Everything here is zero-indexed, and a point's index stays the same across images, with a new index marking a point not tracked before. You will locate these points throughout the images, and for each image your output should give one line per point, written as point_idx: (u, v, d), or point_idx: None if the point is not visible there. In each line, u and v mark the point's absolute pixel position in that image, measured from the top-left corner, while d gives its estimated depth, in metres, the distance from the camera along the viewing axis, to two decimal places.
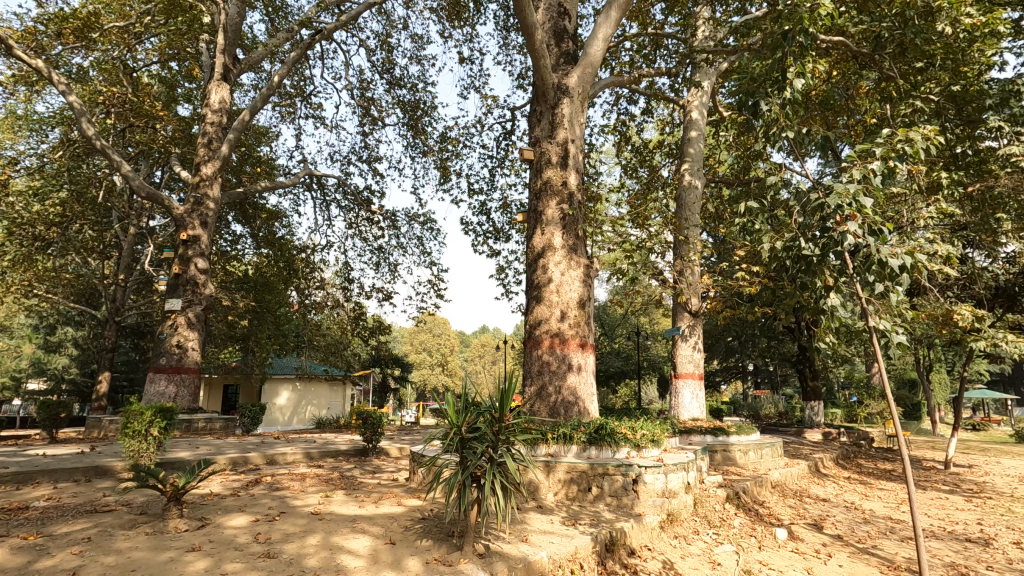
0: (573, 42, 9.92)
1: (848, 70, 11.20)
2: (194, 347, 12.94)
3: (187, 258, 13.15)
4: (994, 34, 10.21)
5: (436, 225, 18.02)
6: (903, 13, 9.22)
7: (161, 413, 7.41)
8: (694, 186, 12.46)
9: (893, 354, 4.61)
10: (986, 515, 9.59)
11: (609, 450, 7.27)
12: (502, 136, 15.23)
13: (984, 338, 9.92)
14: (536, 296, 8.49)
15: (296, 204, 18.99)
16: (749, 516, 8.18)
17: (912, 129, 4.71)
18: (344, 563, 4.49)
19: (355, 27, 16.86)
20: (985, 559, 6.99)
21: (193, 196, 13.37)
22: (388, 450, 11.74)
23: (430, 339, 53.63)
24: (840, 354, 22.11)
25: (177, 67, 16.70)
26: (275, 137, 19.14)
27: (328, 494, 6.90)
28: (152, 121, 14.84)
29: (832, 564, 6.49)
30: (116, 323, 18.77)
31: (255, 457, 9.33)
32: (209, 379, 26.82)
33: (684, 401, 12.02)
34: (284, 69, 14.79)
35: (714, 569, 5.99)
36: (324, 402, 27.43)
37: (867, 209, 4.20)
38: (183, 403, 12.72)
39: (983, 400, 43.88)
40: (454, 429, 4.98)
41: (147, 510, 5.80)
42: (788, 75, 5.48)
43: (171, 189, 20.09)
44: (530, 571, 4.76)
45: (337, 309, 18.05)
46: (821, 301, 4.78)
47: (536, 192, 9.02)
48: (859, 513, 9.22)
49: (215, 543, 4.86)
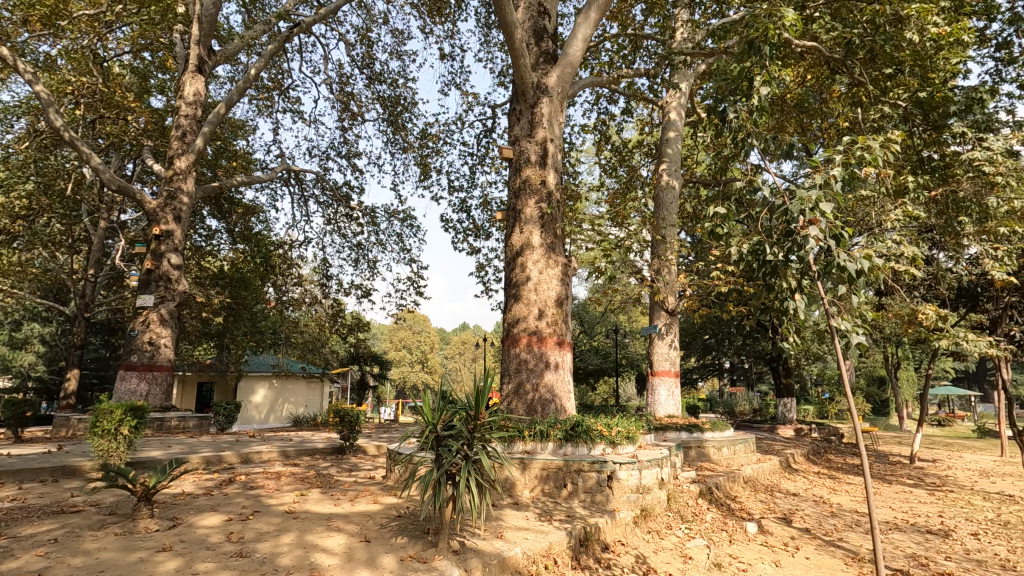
0: (552, 42, 9.96)
1: (821, 75, 11.38)
2: (167, 344, 12.72)
3: (159, 253, 12.87)
4: (960, 44, 10.33)
5: (416, 221, 17.86)
6: (873, 20, 9.43)
7: (131, 412, 7.28)
8: (672, 186, 12.60)
9: (854, 353, 4.78)
10: (947, 507, 9.93)
11: (583, 447, 7.38)
12: (483, 133, 15.27)
13: (946, 337, 10.29)
14: (515, 294, 8.52)
15: (273, 199, 18.65)
16: (721, 511, 8.35)
17: (871, 137, 4.79)
18: (318, 562, 4.47)
19: (334, 21, 16.67)
20: (944, 550, 7.26)
21: (166, 190, 13.10)
22: (365, 449, 11.64)
23: (410, 337, 53.29)
24: (812, 352, 22.63)
25: (149, 58, 16.28)
26: (253, 131, 18.77)
27: (303, 493, 6.82)
28: (123, 113, 14.51)
29: (799, 557, 6.67)
30: (85, 319, 18.32)
31: (229, 455, 9.21)
32: (183, 377, 26.25)
33: (660, 399, 12.19)
34: (262, 61, 14.49)
35: (685, 564, 6.10)
36: (300, 400, 27.15)
37: (826, 216, 4.40)
38: (155, 402, 12.45)
39: (947, 398, 45.27)
40: (429, 427, 4.99)
41: (116, 511, 5.70)
42: (755, 82, 5.52)
43: (143, 183, 19.63)
44: (505, 567, 4.81)
45: (314, 306, 17.69)
46: (786, 302, 4.95)
47: (515, 191, 9.05)
48: (827, 507, 9.49)
49: (186, 544, 4.81)
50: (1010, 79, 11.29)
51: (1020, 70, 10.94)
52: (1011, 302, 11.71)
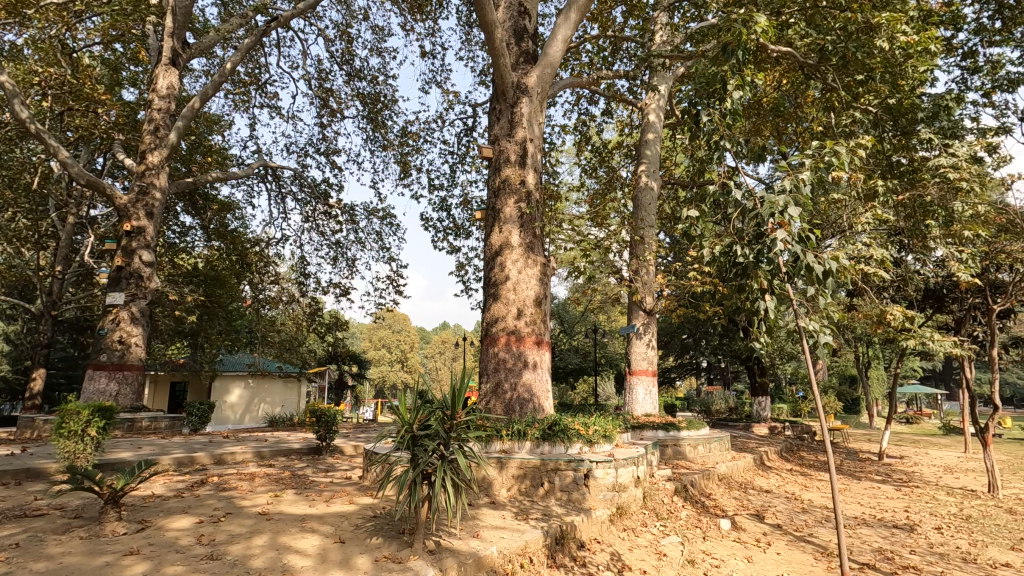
0: (533, 42, 9.97)
1: (796, 79, 11.59)
2: (138, 343, 12.43)
3: (130, 250, 12.55)
4: (928, 53, 10.53)
5: (396, 219, 17.62)
6: (846, 28, 9.70)
7: (98, 413, 7.13)
8: (651, 187, 12.71)
9: (821, 353, 4.87)
10: (912, 503, 10.23)
11: (561, 446, 7.43)
12: (463, 132, 15.31)
13: (913, 337, 10.61)
14: (494, 294, 8.52)
15: (250, 195, 18.31)
16: (695, 508, 8.48)
17: (838, 142, 4.86)
18: (291, 563, 4.43)
19: (313, 16, 16.39)
20: (910, 544, 7.48)
21: (137, 185, 12.75)
22: (342, 449, 11.54)
23: (389, 336, 52.96)
24: (788, 352, 23.02)
25: (121, 50, 15.88)
26: (229, 126, 18.42)
27: (277, 494, 6.75)
28: (93, 106, 14.08)
29: (770, 552, 6.80)
30: (52, 316, 17.81)
31: (201, 456, 9.04)
32: (155, 377, 25.68)
33: (638, 398, 12.30)
34: (238, 56, 14.21)
35: (659, 560, 6.20)
36: (277, 400, 26.77)
37: (794, 219, 4.53)
38: (125, 402, 12.14)
39: (915, 397, 46.49)
40: (404, 427, 4.97)
41: (82, 514, 5.55)
42: (728, 85, 5.58)
43: (114, 178, 19.16)
44: (480, 566, 4.82)
45: (291, 304, 17.38)
46: (757, 303, 5.05)
47: (494, 191, 9.05)
48: (798, 503, 9.70)
49: (154, 547, 4.71)
50: (975, 87, 11.61)
51: (984, 78, 11.28)
52: (974, 304, 12.09)
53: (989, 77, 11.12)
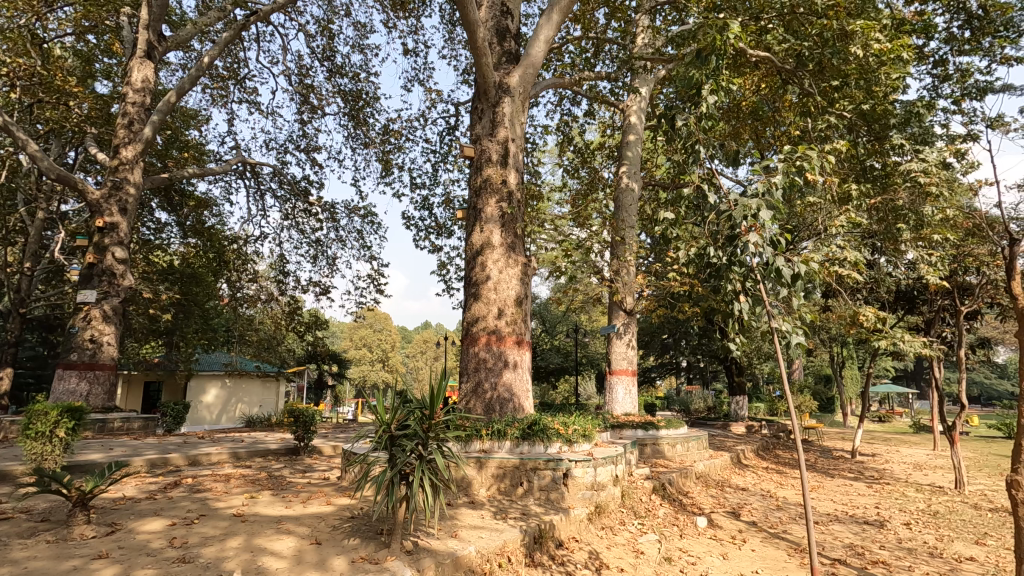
0: (515, 42, 9.98)
1: (774, 84, 11.76)
2: (110, 342, 12.14)
3: (102, 247, 12.24)
4: (901, 60, 10.78)
5: (377, 218, 17.44)
6: (822, 34, 9.92)
7: (68, 413, 6.97)
8: (631, 189, 12.80)
9: (793, 354, 4.95)
10: (883, 499, 10.47)
11: (540, 445, 7.45)
12: (446, 131, 15.23)
13: (885, 337, 10.85)
14: (474, 293, 8.50)
15: (228, 192, 17.98)
16: (673, 506, 8.56)
17: (810, 147, 4.93)
18: (266, 565, 4.37)
19: (294, 12, 16.18)
20: (879, 539, 7.66)
21: (111, 180, 12.45)
22: (321, 449, 11.43)
23: (370, 335, 52.40)
24: (765, 353, 23.37)
25: (94, 41, 15.50)
26: (206, 121, 18.10)
27: (254, 495, 6.65)
28: (64, 98, 13.69)
29: (746, 549, 6.91)
30: (20, 314, 17.31)
31: (175, 457, 8.88)
32: (129, 376, 25.17)
33: (617, 397, 12.39)
34: (217, 50, 13.96)
35: (636, 558, 6.26)
36: (254, 400, 26.40)
37: (766, 222, 4.62)
38: (96, 402, 11.82)
39: (889, 397, 47.61)
40: (382, 427, 4.93)
41: (49, 517, 5.40)
42: (704, 89, 5.64)
43: (86, 172, 18.69)
44: (457, 566, 4.81)
45: (270, 303, 17.10)
46: (731, 305, 5.11)
47: (475, 190, 9.04)
48: (773, 501, 9.89)
49: (125, 550, 4.61)
50: (945, 95, 11.92)
51: (954, 86, 11.60)
52: (943, 306, 12.44)
53: (959, 85, 11.43)
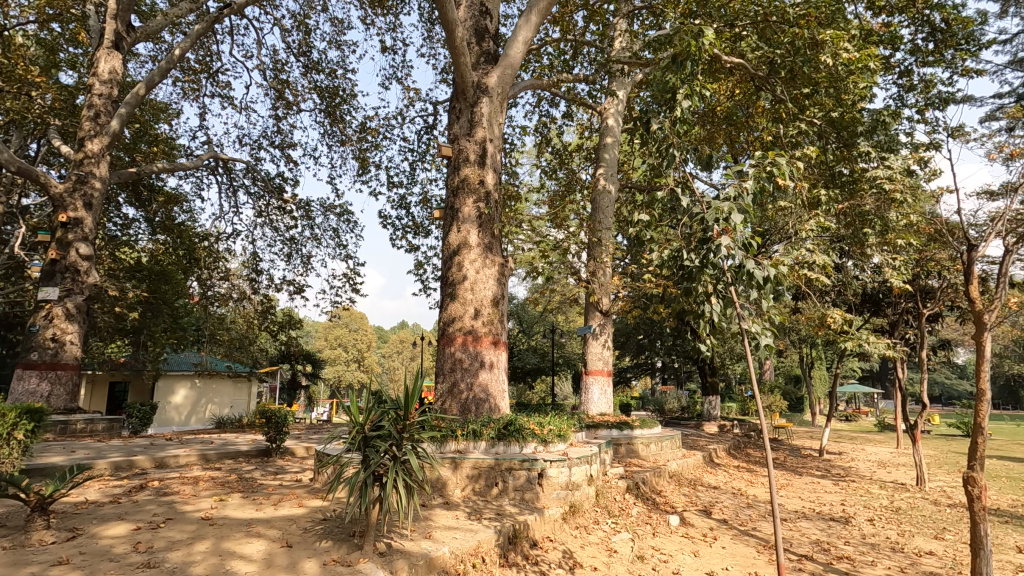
0: (493, 42, 9.97)
1: (748, 90, 12.00)
2: (73, 341, 11.75)
3: (66, 243, 11.79)
4: (869, 70, 11.09)
5: (353, 216, 17.23)
6: (794, 43, 10.14)
7: (27, 415, 6.72)
8: (608, 191, 12.91)
9: (762, 355, 5.06)
10: (848, 496, 10.77)
11: (515, 445, 7.49)
12: (424, 130, 15.10)
13: (851, 339, 11.18)
14: (450, 293, 8.46)
15: (199, 188, 17.57)
16: (647, 505, 8.66)
17: (780, 153, 5.00)
18: (235, 569, 4.29)
19: (269, 5, 15.90)
20: (844, 535, 7.89)
21: (75, 173, 12.05)
22: (293, 450, 11.24)
23: (345, 335, 51.72)
24: (737, 353, 23.79)
25: (59, 29, 15.00)
26: (177, 115, 17.67)
27: (223, 498, 6.50)
28: (26, 87, 13.21)
29: (716, 547, 7.04)
30: None
31: (141, 460, 8.64)
32: (93, 377, 24.39)
33: (593, 397, 12.46)
34: (188, 42, 13.63)
35: (610, 557, 6.32)
36: (225, 400, 25.85)
37: (736, 225, 4.70)
38: (58, 403, 11.43)
39: (855, 396, 48.96)
40: (356, 427, 4.87)
41: (6, 523, 5.21)
42: (678, 94, 5.71)
43: (50, 165, 18.08)
44: (431, 567, 4.79)
45: (242, 302, 16.78)
46: (703, 306, 5.20)
47: (452, 190, 9.00)
48: (744, 499, 10.09)
49: (86, 556, 4.47)
50: (910, 104, 12.30)
51: (919, 96, 11.98)
52: (907, 309, 12.85)
53: (923, 95, 11.81)
